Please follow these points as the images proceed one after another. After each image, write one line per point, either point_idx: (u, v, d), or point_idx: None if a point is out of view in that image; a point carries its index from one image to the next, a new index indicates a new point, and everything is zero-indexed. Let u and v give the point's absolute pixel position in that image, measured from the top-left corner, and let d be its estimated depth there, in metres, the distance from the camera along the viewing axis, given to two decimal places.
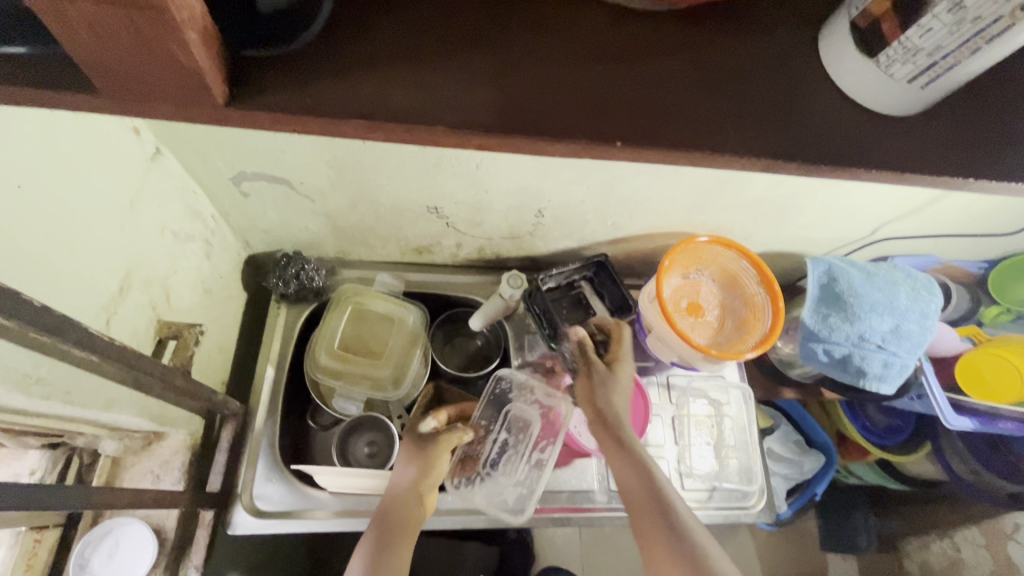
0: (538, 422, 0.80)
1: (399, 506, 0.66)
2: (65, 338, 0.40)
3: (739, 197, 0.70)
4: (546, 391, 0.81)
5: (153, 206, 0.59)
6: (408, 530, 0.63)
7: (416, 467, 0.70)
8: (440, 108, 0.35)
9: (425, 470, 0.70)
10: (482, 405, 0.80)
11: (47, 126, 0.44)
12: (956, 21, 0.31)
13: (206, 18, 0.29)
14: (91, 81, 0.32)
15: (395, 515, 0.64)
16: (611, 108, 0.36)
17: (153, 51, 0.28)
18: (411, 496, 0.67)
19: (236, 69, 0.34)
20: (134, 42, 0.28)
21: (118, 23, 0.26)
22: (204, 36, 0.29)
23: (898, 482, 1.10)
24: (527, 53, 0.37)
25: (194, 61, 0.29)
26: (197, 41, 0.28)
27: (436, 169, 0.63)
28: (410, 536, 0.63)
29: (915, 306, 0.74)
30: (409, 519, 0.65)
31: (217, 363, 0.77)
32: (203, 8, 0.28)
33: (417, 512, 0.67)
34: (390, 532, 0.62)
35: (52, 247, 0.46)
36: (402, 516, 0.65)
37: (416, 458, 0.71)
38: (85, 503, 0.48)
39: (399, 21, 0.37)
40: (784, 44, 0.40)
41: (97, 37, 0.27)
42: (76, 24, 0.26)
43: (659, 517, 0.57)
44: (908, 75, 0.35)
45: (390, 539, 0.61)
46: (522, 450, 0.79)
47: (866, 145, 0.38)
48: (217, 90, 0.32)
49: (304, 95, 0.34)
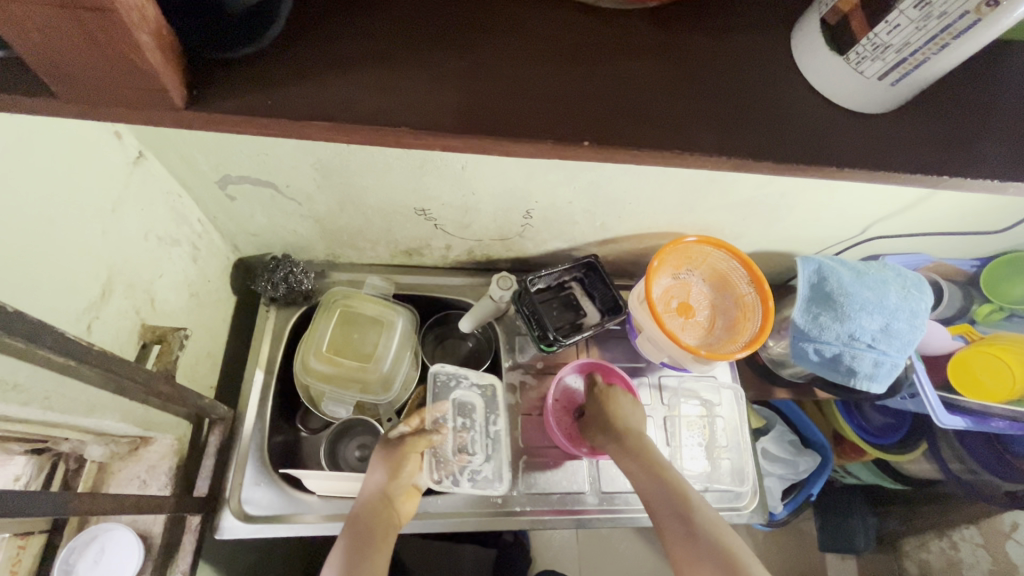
0: (480, 402, 0.82)
1: (369, 512, 0.66)
2: (41, 342, 0.40)
3: (728, 196, 0.70)
4: (479, 375, 0.82)
5: (136, 210, 0.59)
6: (381, 535, 0.64)
7: (385, 471, 0.70)
8: (409, 110, 0.35)
9: (393, 472, 0.71)
10: (431, 403, 0.79)
11: (23, 130, 0.43)
12: (922, 17, 0.31)
13: (160, 20, 0.29)
14: (51, 83, 0.31)
15: (366, 521, 0.65)
16: (581, 108, 0.36)
17: (107, 53, 0.28)
18: (382, 502, 0.68)
19: (198, 73, 0.34)
20: (91, 44, 0.27)
21: (67, 24, 0.26)
22: (159, 39, 0.29)
23: (894, 482, 1.10)
24: (499, 53, 0.37)
25: (149, 65, 0.29)
26: (150, 42, 0.28)
27: (422, 170, 0.62)
28: (383, 541, 0.64)
29: (905, 305, 0.74)
30: (382, 524, 0.65)
31: (206, 367, 0.77)
32: (156, 10, 0.28)
33: (390, 516, 0.67)
34: (362, 539, 0.63)
35: (31, 252, 0.46)
36: (374, 522, 0.65)
37: (383, 463, 0.71)
38: (69, 509, 0.48)
39: (371, 23, 0.37)
40: (761, 42, 0.39)
41: (49, 40, 0.27)
42: (27, 26, 0.26)
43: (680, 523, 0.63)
44: (878, 73, 0.35)
45: (362, 547, 0.62)
46: (478, 430, 0.81)
47: (843, 143, 0.37)
48: (174, 92, 0.32)
49: (267, 98, 0.34)
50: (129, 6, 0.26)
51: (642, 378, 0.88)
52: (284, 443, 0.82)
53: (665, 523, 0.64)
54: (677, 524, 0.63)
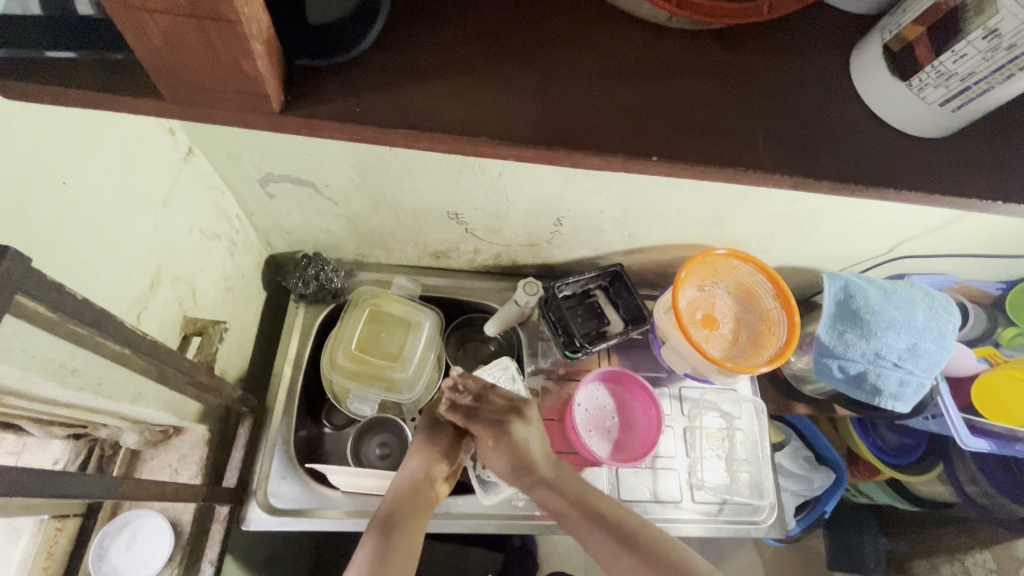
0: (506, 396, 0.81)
1: (410, 493, 0.66)
2: (102, 329, 0.42)
3: (758, 211, 0.70)
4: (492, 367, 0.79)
5: (184, 205, 0.60)
6: (419, 513, 0.64)
7: (429, 455, 0.71)
8: (484, 120, 0.36)
9: (431, 458, 0.71)
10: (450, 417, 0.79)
11: (91, 125, 0.45)
12: (990, 48, 0.32)
13: (269, 28, 0.31)
14: (159, 89, 0.34)
15: (411, 500, 0.65)
16: (650, 124, 0.37)
17: (218, 58, 0.30)
18: (427, 482, 0.68)
19: (294, 79, 0.36)
20: (204, 51, 0.30)
21: (190, 32, 0.28)
22: (267, 46, 0.31)
23: (907, 503, 1.09)
24: (568, 69, 0.38)
25: (255, 69, 0.31)
26: (260, 50, 0.30)
27: (460, 175, 0.63)
28: (424, 520, 0.64)
29: (932, 325, 0.74)
30: (421, 505, 0.65)
31: (237, 360, 0.78)
32: (268, 19, 0.30)
33: (429, 498, 0.68)
34: (401, 517, 0.63)
35: (94, 245, 0.48)
36: (415, 501, 0.65)
37: (424, 451, 0.72)
38: (112, 493, 0.49)
39: (447, 36, 0.38)
40: (813, 65, 0.41)
41: (169, 45, 0.29)
42: (150, 30, 0.28)
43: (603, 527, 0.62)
44: (940, 99, 0.37)
45: (403, 521, 0.62)
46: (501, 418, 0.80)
47: (889, 166, 0.39)
48: (274, 98, 0.34)
49: (355, 104, 0.36)
50: (249, 18, 0.28)
51: (662, 388, 0.89)
52: (307, 437, 0.83)
53: (586, 531, 0.63)
54: (597, 528, 0.62)
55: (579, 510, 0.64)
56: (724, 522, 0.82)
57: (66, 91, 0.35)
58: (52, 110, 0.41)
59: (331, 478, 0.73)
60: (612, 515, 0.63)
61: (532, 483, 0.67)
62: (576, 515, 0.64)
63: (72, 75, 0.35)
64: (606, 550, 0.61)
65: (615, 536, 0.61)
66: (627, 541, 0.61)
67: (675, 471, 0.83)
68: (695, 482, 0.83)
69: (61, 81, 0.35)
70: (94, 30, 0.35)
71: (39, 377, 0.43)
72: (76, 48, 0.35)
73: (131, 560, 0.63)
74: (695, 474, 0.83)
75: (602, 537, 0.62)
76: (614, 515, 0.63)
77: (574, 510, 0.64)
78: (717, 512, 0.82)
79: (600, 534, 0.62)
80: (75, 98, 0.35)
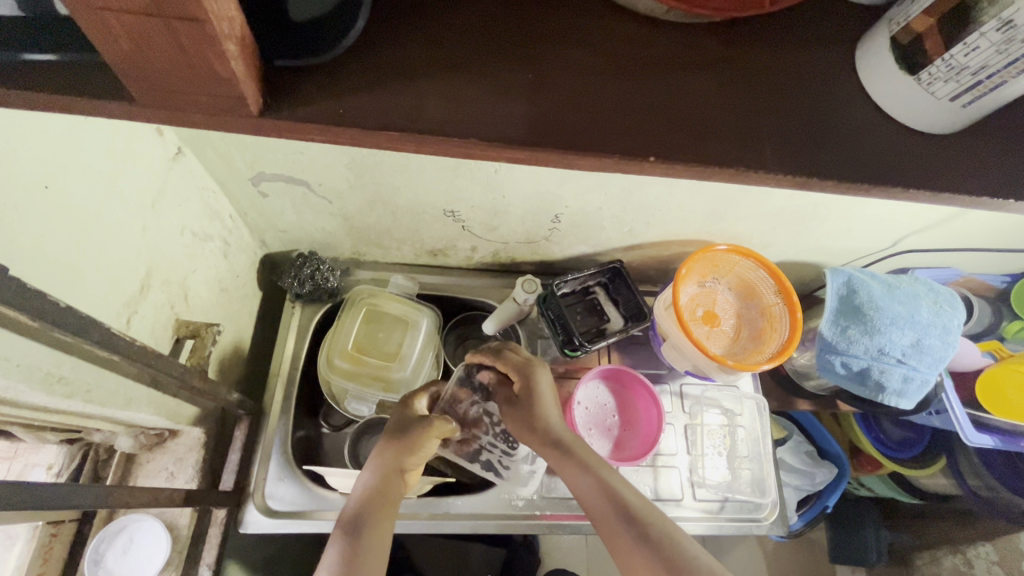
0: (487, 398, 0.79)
1: (378, 488, 0.61)
2: (89, 337, 0.41)
3: (760, 206, 0.69)
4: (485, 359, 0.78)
5: (174, 206, 0.59)
6: (388, 506, 0.59)
7: (398, 448, 0.65)
8: (475, 121, 0.35)
9: (400, 450, 0.65)
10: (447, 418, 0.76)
11: (71, 127, 0.44)
12: (1004, 40, 0.31)
13: (244, 28, 0.30)
14: (132, 92, 0.33)
15: (380, 493, 0.60)
16: (648, 123, 0.36)
17: (191, 61, 0.29)
18: (394, 478, 0.63)
19: (277, 81, 0.35)
20: (175, 53, 0.28)
21: (161, 34, 0.27)
22: (242, 46, 0.30)
23: (909, 495, 1.08)
24: (562, 66, 0.37)
25: (229, 71, 0.30)
26: (235, 51, 0.29)
27: (455, 173, 0.62)
28: (392, 514, 0.59)
29: (937, 321, 0.73)
30: (388, 500, 0.60)
31: (233, 361, 0.77)
32: (242, 18, 0.29)
33: (398, 493, 0.62)
34: (372, 512, 0.58)
35: (81, 252, 0.47)
36: (383, 497, 0.60)
37: (394, 443, 0.65)
38: (104, 501, 0.49)
39: (438, 31, 0.37)
40: (816, 58, 0.40)
41: (139, 48, 0.28)
42: (118, 33, 0.27)
43: (620, 518, 0.58)
44: (950, 94, 0.36)
45: (371, 516, 0.57)
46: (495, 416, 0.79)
47: (894, 164, 0.38)
48: (252, 100, 0.33)
49: (338, 105, 0.35)
50: (220, 18, 0.27)
51: (663, 386, 0.88)
52: (306, 438, 0.82)
53: (603, 519, 0.59)
54: (615, 516, 0.58)
55: (600, 494, 0.60)
56: (726, 520, 0.81)
57: (42, 95, 0.34)
58: (32, 115, 0.40)
59: (330, 481, 0.74)
60: (631, 505, 0.58)
61: (551, 452, 0.66)
62: (593, 493, 0.60)
63: (50, 79, 0.34)
64: (621, 540, 0.57)
65: (628, 526, 0.57)
66: (636, 529, 0.57)
67: (676, 469, 0.82)
68: (697, 480, 0.82)
69: (38, 85, 0.34)
70: (70, 31, 0.34)
71: (25, 386, 0.42)
72: (56, 51, 0.33)
73: (129, 565, 0.62)
74: (697, 472, 0.83)
75: (617, 524, 0.58)
76: (632, 505, 0.58)
77: (599, 496, 0.59)
78: (718, 510, 0.81)
79: (618, 527, 0.57)
80: (52, 103, 0.34)
